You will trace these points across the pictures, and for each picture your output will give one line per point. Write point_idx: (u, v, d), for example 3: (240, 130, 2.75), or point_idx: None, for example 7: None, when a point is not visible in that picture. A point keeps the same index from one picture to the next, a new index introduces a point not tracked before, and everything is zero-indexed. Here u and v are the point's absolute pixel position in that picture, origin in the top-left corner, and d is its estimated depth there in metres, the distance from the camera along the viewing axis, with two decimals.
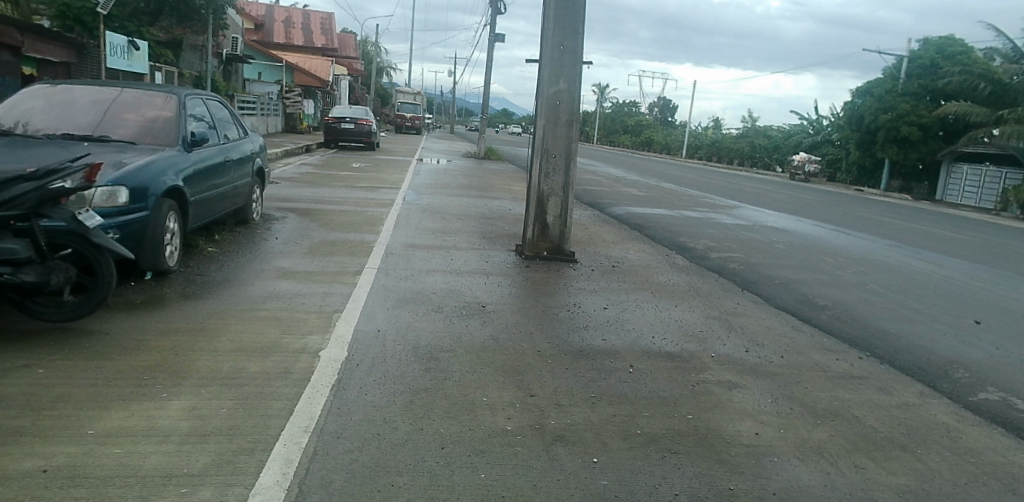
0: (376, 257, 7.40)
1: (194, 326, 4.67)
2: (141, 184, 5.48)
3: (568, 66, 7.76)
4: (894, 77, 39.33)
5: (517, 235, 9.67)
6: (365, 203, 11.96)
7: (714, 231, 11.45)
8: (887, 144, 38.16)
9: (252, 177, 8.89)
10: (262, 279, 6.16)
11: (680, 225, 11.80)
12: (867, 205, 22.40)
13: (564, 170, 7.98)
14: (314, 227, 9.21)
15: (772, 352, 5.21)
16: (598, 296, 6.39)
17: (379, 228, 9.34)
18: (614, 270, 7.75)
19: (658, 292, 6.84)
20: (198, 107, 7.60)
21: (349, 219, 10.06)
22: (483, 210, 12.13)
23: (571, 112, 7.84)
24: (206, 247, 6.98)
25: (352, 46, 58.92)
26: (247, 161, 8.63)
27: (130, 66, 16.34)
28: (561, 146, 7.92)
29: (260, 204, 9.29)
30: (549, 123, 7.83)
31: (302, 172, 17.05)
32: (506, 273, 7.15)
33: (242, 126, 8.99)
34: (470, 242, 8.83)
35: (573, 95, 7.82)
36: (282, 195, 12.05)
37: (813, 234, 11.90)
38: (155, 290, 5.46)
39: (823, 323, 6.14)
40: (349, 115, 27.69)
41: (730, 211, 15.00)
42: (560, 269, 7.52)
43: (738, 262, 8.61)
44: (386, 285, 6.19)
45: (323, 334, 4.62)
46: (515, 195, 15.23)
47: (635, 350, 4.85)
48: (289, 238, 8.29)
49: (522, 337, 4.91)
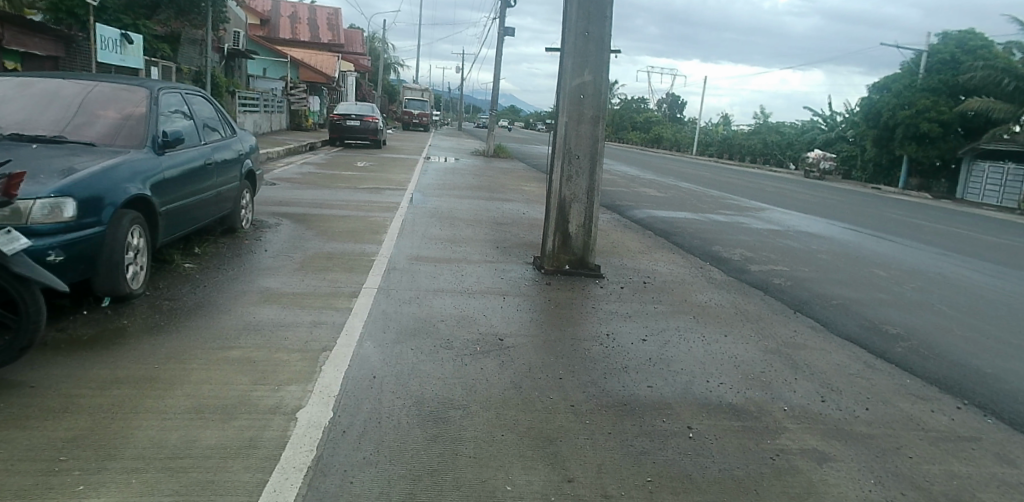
0: (376, 274, 6.50)
1: (147, 373, 3.79)
2: (93, 194, 4.59)
3: (595, 55, 6.83)
4: (912, 73, 37.94)
5: (533, 244, 8.78)
6: (367, 207, 11.07)
7: (746, 236, 10.51)
8: (906, 142, 36.81)
9: (241, 181, 8.02)
10: (241, 303, 5.27)
11: (708, 230, 10.87)
12: (892, 205, 21.34)
13: (589, 172, 7.05)
14: (309, 236, 8.33)
15: (854, 402, 4.27)
16: (633, 322, 5.48)
17: (381, 237, 8.44)
18: (647, 288, 6.81)
19: (701, 317, 5.91)
20: (176, 102, 6.71)
21: (347, 226, 9.17)
22: (494, 214, 11.21)
23: (597, 108, 6.92)
24: (182, 264, 6.12)
25: (359, 42, 58.21)
26: (235, 162, 7.75)
27: (123, 61, 15.35)
28: (586, 146, 6.99)
29: (250, 211, 8.42)
30: (571, 120, 6.89)
31: (303, 172, 16.23)
32: (524, 292, 6.25)
33: (229, 123, 8.10)
34: (482, 253, 7.93)
35: (600, 89, 6.89)
36: (279, 198, 11.20)
37: (853, 241, 10.89)
38: (110, 321, 4.58)
39: (901, 358, 5.20)
40: (354, 111, 26.81)
41: (757, 213, 14.04)
42: (585, 287, 6.61)
43: (783, 277, 7.65)
44: (386, 311, 5.29)
45: (304, 385, 3.73)
46: (527, 197, 14.29)
47: (689, 402, 3.93)
48: (281, 249, 7.42)
49: (551, 384, 3.99)
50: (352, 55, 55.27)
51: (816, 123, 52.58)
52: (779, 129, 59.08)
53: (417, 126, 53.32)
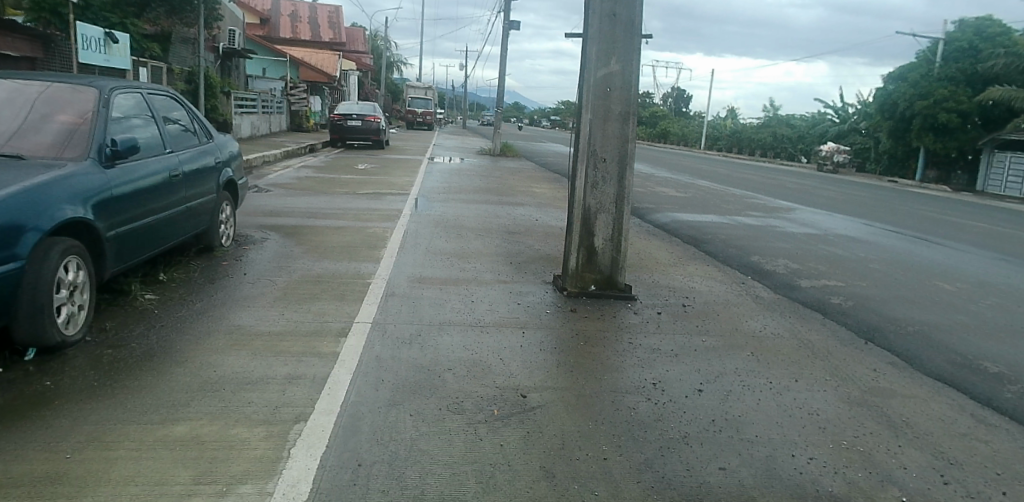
0: (371, 302, 5.55)
1: (53, 468, 2.81)
2: (7, 222, 3.63)
3: (623, 40, 5.86)
4: (929, 61, 36.57)
5: (550, 257, 7.81)
6: (365, 216, 10.10)
7: (783, 242, 9.51)
8: (924, 133, 35.53)
9: (220, 194, 7.07)
10: (204, 348, 4.30)
11: (741, 235, 9.89)
12: (922, 201, 20.23)
13: (617, 177, 6.07)
14: (298, 253, 7.38)
15: (985, 483, 3.27)
16: (681, 364, 4.50)
17: (379, 253, 7.47)
18: (689, 313, 5.82)
19: (760, 354, 4.91)
20: (135, 104, 5.74)
21: (343, 239, 8.23)
22: (505, 222, 10.23)
23: (627, 102, 5.94)
24: (141, 296, 5.17)
25: (361, 41, 57.27)
26: (212, 173, 6.79)
27: (107, 61, 14.50)
28: (614, 147, 6.02)
29: (232, 226, 7.46)
30: (597, 118, 5.93)
31: (299, 177, 15.30)
32: (546, 322, 5.28)
33: (205, 128, 7.12)
34: (494, 270, 6.98)
35: (629, 80, 5.91)
36: (270, 208, 10.28)
37: (901, 246, 9.84)
38: (29, 383, 3.62)
39: (1014, 410, 4.19)
40: (355, 111, 25.87)
41: (786, 214, 13.04)
42: (616, 313, 5.65)
43: (841, 296, 6.63)
44: (380, 356, 4.31)
45: (262, 483, 2.75)
46: (539, 200, 13.29)
47: (778, 494, 2.94)
48: (263, 270, 6.48)
49: (592, 472, 3.01)
50: (353, 53, 54.33)
51: (828, 116, 51.27)
52: (789, 122, 57.76)
53: (421, 125, 52.42)
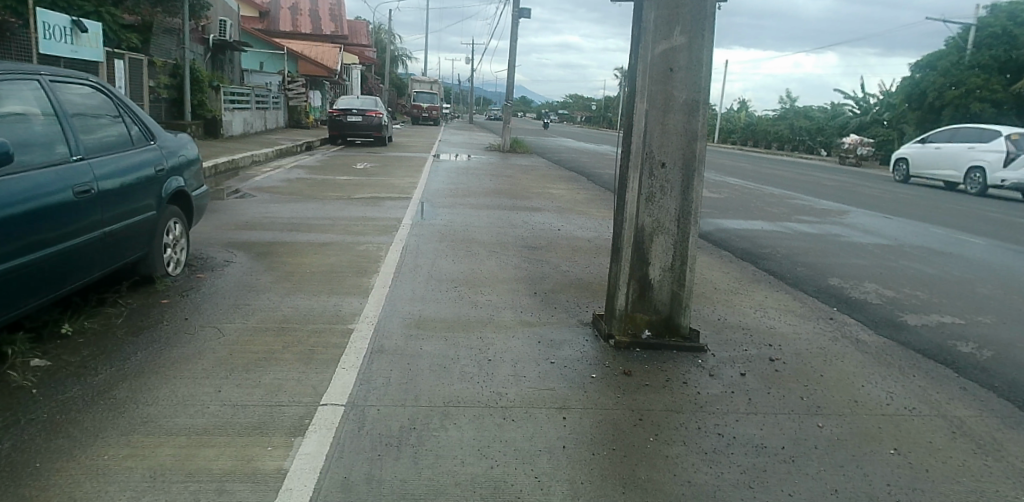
0: (351, 361, 4.06)
1: None
2: None
3: (690, 3, 4.39)
4: (960, 48, 34.56)
5: (582, 283, 6.29)
6: (357, 228, 8.58)
7: (856, 257, 7.97)
8: (955, 124, 33.59)
9: (164, 210, 5.53)
10: (78, 467, 2.76)
11: (801, 248, 8.36)
12: (972, 199, 18.53)
13: (680, 188, 4.61)
14: (267, 281, 5.90)
15: None
16: (811, 484, 2.95)
17: (369, 281, 5.98)
18: (782, 375, 4.29)
19: (911, 455, 3.37)
20: (29, 95, 4.16)
21: (327, 261, 6.75)
22: (521, 233, 8.71)
23: (695, 86, 4.49)
24: (21, 368, 3.64)
25: (364, 34, 55.75)
26: (150, 183, 5.24)
27: (75, 52, 13.29)
28: (675, 149, 4.57)
29: (183, 249, 5.93)
30: (654, 109, 4.49)
31: (288, 179, 13.81)
32: (592, 394, 3.77)
33: (144, 127, 5.58)
34: (513, 304, 5.46)
35: (698, 56, 4.45)
36: (247, 221, 8.80)
37: (995, 261, 8.26)
38: None
39: None
40: (355, 106, 24.41)
41: (840, 219, 11.47)
42: (687, 375, 4.13)
43: (967, 343, 5.09)
44: (350, 477, 2.79)
45: None
46: (557, 204, 11.74)
47: None
48: (216, 309, 4.98)
49: None
50: (355, 46, 52.85)
51: (848, 106, 49.19)
52: (807, 112, 55.69)
53: (427, 120, 51.07)
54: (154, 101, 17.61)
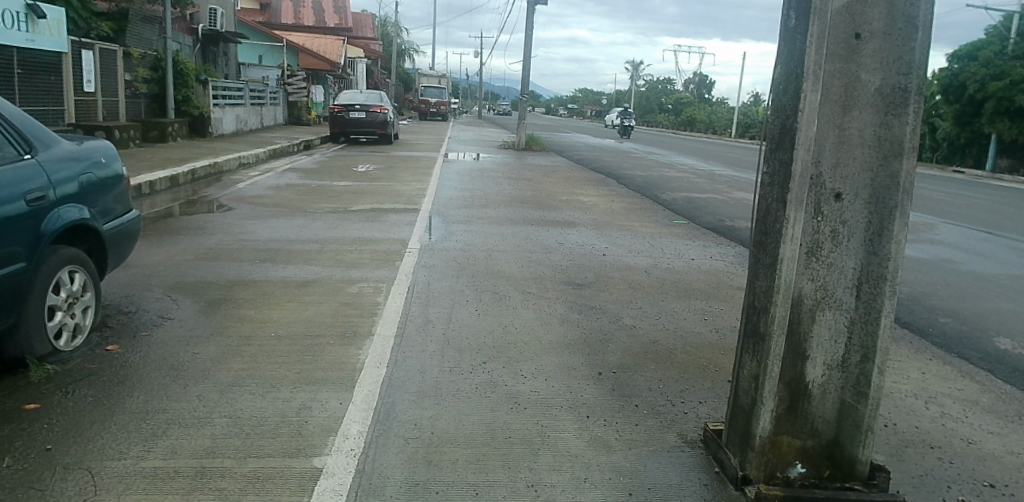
0: None
1: None
2: None
3: None
4: (1000, 38, 31.71)
5: (660, 350, 4.46)
6: (351, 256, 6.78)
7: (1001, 298, 6.07)
8: (996, 118, 31.15)
9: (47, 255, 3.71)
10: None
11: (919, 283, 6.52)
12: None
13: (864, 239, 2.81)
14: (210, 350, 4.10)
15: None
16: None
17: (361, 352, 4.17)
18: None
19: None
20: None
21: (307, 311, 4.94)
22: (559, 262, 6.83)
23: (900, 65, 2.66)
24: None
25: (370, 26, 53.95)
26: (16, 222, 3.42)
27: (32, 42, 11.70)
28: (859, 170, 2.76)
29: (88, 309, 4.12)
30: (828, 106, 2.69)
31: (278, 186, 12.05)
32: None
33: (12, 135, 3.74)
34: (571, 397, 3.64)
35: (907, 12, 2.62)
36: (214, 246, 7.04)
37: None
38: None
39: None
40: (359, 101, 22.58)
41: (933, 235, 9.55)
42: None
43: None
44: None
45: None
46: (592, 215, 9.92)
47: None
48: (111, 419, 3.16)
49: None
50: (361, 40, 51.13)
51: None
52: None
53: (435, 115, 49.30)
54: (132, 97, 15.84)
